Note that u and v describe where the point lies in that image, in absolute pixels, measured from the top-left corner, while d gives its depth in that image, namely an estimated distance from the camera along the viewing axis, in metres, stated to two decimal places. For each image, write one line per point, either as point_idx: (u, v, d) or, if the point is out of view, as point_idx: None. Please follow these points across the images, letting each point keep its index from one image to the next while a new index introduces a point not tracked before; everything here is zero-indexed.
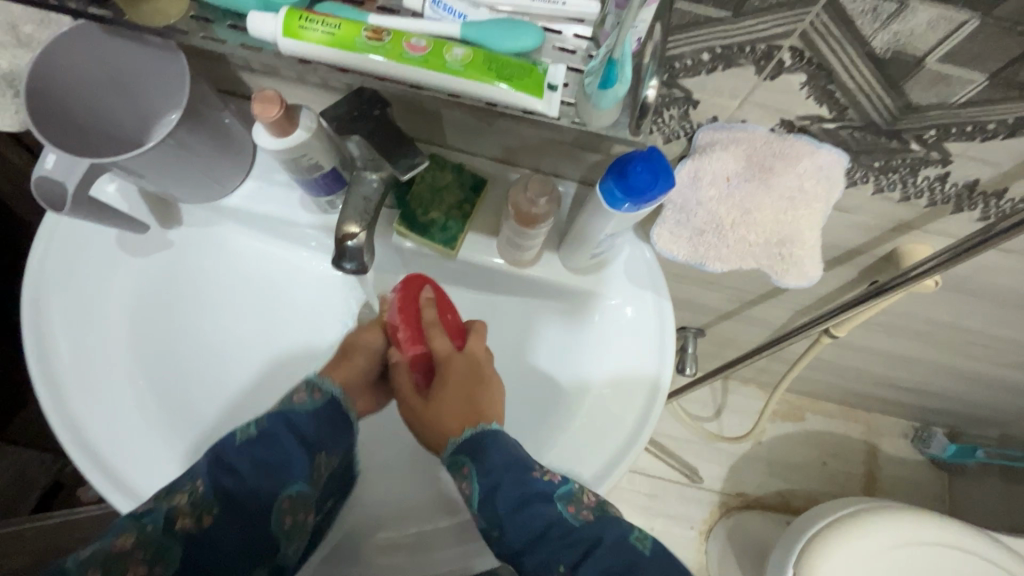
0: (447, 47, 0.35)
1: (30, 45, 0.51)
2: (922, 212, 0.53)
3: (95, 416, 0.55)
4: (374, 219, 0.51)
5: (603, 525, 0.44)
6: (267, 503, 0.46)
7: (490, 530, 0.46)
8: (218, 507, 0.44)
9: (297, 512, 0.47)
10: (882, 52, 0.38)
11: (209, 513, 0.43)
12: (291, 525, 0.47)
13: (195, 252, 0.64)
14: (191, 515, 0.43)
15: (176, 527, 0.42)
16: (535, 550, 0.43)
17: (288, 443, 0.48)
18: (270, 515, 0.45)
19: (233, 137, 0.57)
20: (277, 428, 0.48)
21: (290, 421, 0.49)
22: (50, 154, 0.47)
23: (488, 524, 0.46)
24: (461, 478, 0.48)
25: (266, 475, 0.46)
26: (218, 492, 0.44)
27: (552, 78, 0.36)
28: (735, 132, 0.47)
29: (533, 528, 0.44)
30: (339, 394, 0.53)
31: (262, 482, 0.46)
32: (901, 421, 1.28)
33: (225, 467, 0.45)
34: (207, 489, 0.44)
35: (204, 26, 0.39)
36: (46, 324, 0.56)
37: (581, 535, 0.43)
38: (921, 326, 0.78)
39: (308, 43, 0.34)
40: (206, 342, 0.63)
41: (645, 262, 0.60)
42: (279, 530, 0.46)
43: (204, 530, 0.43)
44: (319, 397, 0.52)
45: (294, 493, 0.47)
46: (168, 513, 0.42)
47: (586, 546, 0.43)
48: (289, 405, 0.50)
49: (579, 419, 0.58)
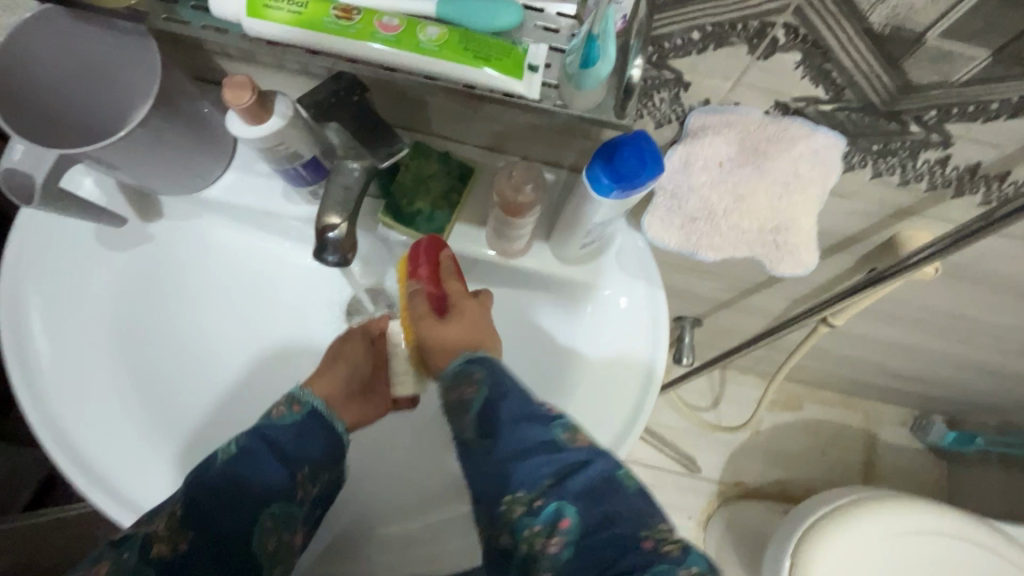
0: (420, 26, 0.33)
1: None
2: (922, 197, 0.51)
3: (79, 414, 0.54)
4: (356, 210, 0.49)
5: (595, 459, 0.43)
6: (248, 527, 0.45)
7: (478, 438, 0.45)
8: (194, 531, 0.44)
9: (280, 533, 0.47)
10: (881, 28, 0.36)
11: (185, 537, 0.43)
12: (273, 546, 0.46)
13: (176, 246, 0.62)
14: (167, 541, 0.42)
15: (152, 554, 0.42)
16: (521, 460, 0.43)
17: (268, 468, 0.47)
18: (251, 541, 0.45)
19: (212, 127, 0.55)
20: (255, 446, 0.47)
21: (267, 437, 0.48)
22: (19, 145, 0.45)
23: (482, 433, 0.45)
24: (468, 380, 0.47)
25: (243, 501, 0.46)
26: (193, 518, 0.44)
27: (532, 58, 0.34)
28: (726, 115, 0.45)
29: (528, 443, 0.43)
30: (321, 405, 0.52)
31: (237, 510, 0.45)
32: (900, 409, 1.28)
33: (202, 489, 0.45)
34: (186, 515, 0.44)
35: (167, 7, 0.37)
36: (25, 322, 0.55)
37: (569, 458, 0.42)
38: (920, 314, 0.77)
39: (275, 24, 0.32)
40: (189, 337, 0.61)
41: (636, 251, 0.59)
42: (259, 553, 0.46)
43: (178, 555, 0.43)
44: (298, 411, 0.50)
45: (276, 511, 0.47)
46: (144, 541, 0.42)
47: (577, 466, 0.42)
48: (268, 419, 0.49)
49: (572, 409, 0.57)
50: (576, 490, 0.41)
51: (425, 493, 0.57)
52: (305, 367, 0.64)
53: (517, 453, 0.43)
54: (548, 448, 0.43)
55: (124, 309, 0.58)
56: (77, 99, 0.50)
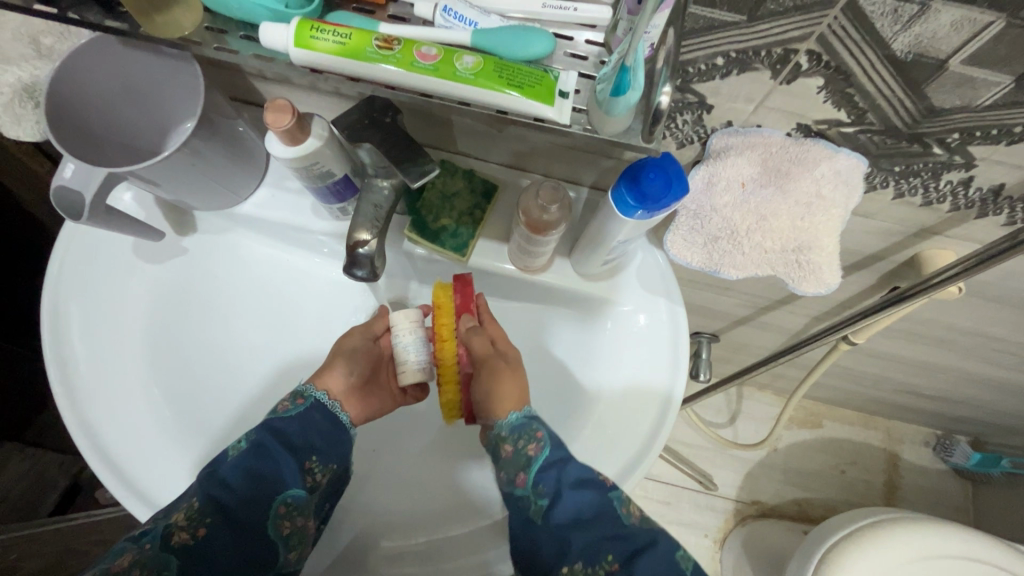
0: (457, 54, 0.34)
1: (51, 57, 0.51)
2: (944, 217, 0.51)
3: (115, 421, 0.56)
4: (385, 226, 0.51)
5: (656, 540, 0.45)
6: (263, 513, 0.47)
7: (537, 499, 0.47)
8: (212, 518, 0.45)
9: (295, 517, 0.48)
10: (903, 55, 0.36)
11: (203, 524, 0.45)
12: (289, 531, 0.47)
13: (208, 259, 0.64)
14: (188, 529, 0.44)
15: (173, 543, 0.43)
16: (584, 527, 0.45)
17: (278, 455, 0.49)
18: (266, 525, 0.47)
19: (247, 145, 0.57)
20: (264, 438, 0.50)
21: (275, 429, 0.51)
22: (69, 163, 0.47)
23: (540, 493, 0.47)
24: (530, 439, 0.50)
25: (256, 486, 0.47)
26: (211, 506, 0.45)
27: (563, 85, 0.35)
28: (749, 137, 0.46)
29: (590, 511, 0.46)
30: (324, 399, 0.55)
31: (250, 497, 0.47)
32: (922, 428, 1.26)
33: (217, 481, 0.47)
34: (202, 503, 0.46)
35: (218, 37, 0.38)
36: (65, 329, 0.57)
37: (632, 535, 0.45)
38: (943, 333, 0.77)
39: (320, 53, 0.34)
40: (219, 346, 0.63)
41: (657, 267, 0.60)
42: (276, 536, 0.47)
43: (197, 541, 0.44)
44: (301, 403, 0.54)
45: (290, 499, 0.48)
46: (165, 531, 0.44)
47: (639, 544, 0.44)
48: (275, 414, 0.52)
49: (589, 428, 0.58)
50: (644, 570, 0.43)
51: (447, 505, 0.58)
52: None
53: (577, 522, 0.45)
54: (609, 517, 0.46)
55: (158, 319, 0.60)
56: (119, 118, 0.53)
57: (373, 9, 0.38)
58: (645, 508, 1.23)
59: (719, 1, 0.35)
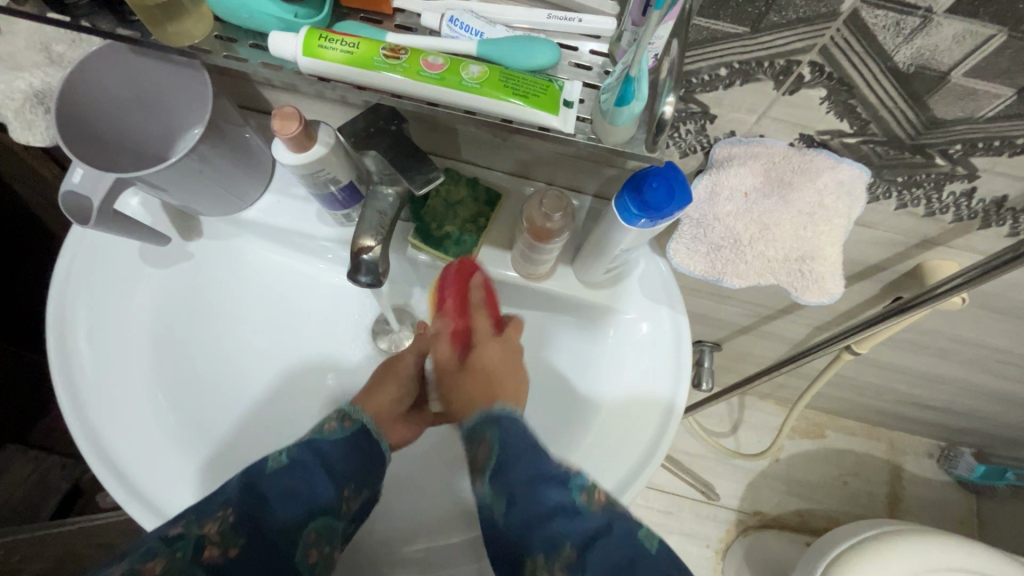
0: (464, 64, 0.34)
1: (61, 64, 0.51)
2: (946, 228, 0.52)
3: (118, 425, 0.56)
4: (389, 233, 0.51)
5: (613, 524, 0.41)
6: (295, 537, 0.45)
7: (494, 503, 0.43)
8: (243, 538, 0.42)
9: (323, 546, 0.46)
10: (905, 67, 0.37)
11: (235, 544, 0.42)
12: (315, 560, 0.45)
13: (214, 264, 0.65)
14: (219, 546, 0.41)
15: (203, 557, 0.41)
16: (542, 521, 0.41)
17: (318, 479, 0.47)
18: (296, 552, 0.44)
19: (254, 151, 0.58)
20: (307, 459, 0.47)
21: (318, 450, 0.48)
22: (78, 168, 0.48)
23: (496, 495, 0.43)
24: (480, 443, 0.47)
25: (292, 507, 0.45)
26: (245, 523, 0.43)
27: (566, 95, 0.35)
28: (752, 146, 0.46)
29: (540, 507, 0.41)
30: (372, 424, 0.52)
31: (286, 518, 0.45)
32: (926, 440, 1.25)
33: (256, 500, 0.44)
34: (236, 521, 0.43)
35: (227, 45, 0.38)
36: (69, 332, 0.57)
37: (590, 525, 0.40)
38: (946, 344, 0.76)
39: (328, 62, 0.34)
40: (223, 351, 0.63)
41: (660, 275, 0.60)
42: (304, 565, 0.44)
43: (226, 562, 0.41)
44: (349, 426, 0.51)
45: (321, 526, 0.46)
46: (197, 542, 0.41)
47: (597, 533, 0.40)
48: (320, 433, 0.49)
49: (594, 434, 0.58)
50: (602, 563, 0.39)
51: (449, 513, 0.57)
52: (332, 383, 0.65)
53: (530, 519, 0.41)
54: (564, 512, 0.41)
55: (163, 324, 0.61)
56: (125, 124, 0.53)
57: (380, 18, 0.38)
58: (646, 517, 1.22)
59: (722, 13, 0.36)
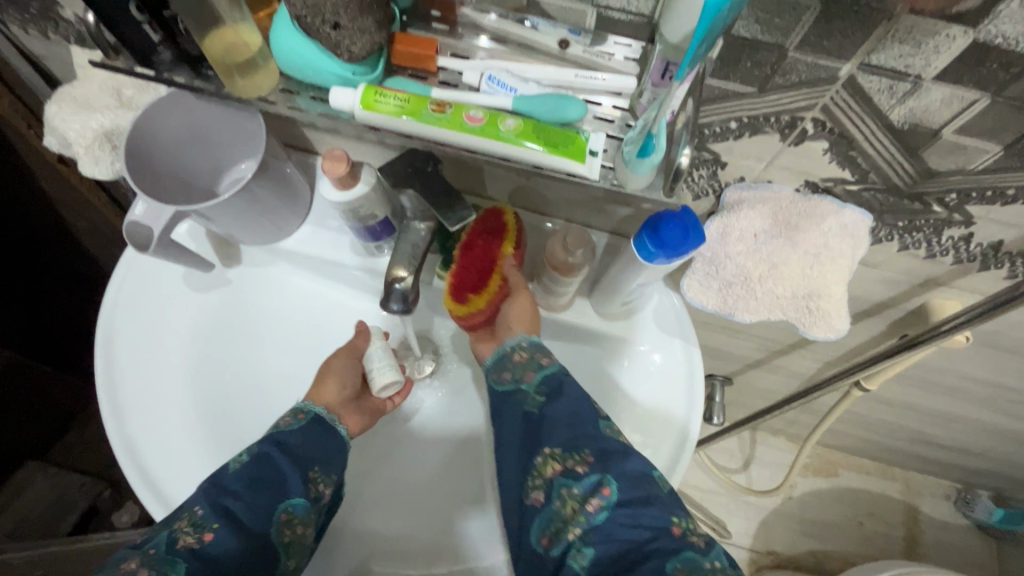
0: (501, 117, 0.39)
1: (130, 107, 0.57)
2: (948, 269, 0.55)
3: (155, 441, 0.58)
4: (420, 264, 0.55)
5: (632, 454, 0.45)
6: (266, 520, 0.48)
7: (537, 395, 0.50)
8: (218, 522, 0.46)
9: (295, 525, 0.50)
10: (900, 124, 0.40)
11: (210, 528, 0.46)
12: (289, 538, 0.49)
13: (249, 287, 0.68)
14: (193, 534, 0.45)
15: (178, 546, 0.44)
16: (570, 428, 0.47)
17: (280, 466, 0.51)
18: (267, 530, 0.48)
19: (293, 184, 0.62)
20: (269, 450, 0.52)
21: (278, 442, 0.53)
22: (139, 203, 0.52)
23: (540, 390, 0.51)
24: (543, 353, 0.54)
25: (260, 494, 0.49)
26: (218, 510, 0.47)
27: (592, 145, 0.39)
28: (760, 191, 0.50)
29: (580, 414, 0.48)
30: (322, 413, 0.57)
31: (255, 504, 0.48)
32: (942, 481, 1.24)
33: (224, 491, 0.48)
34: (205, 510, 0.47)
35: (289, 97, 0.42)
36: (116, 351, 0.61)
37: (614, 444, 0.46)
38: (957, 382, 0.78)
39: (382, 115, 0.38)
40: (254, 372, 0.66)
41: (673, 309, 0.63)
42: (277, 542, 0.48)
43: (204, 545, 0.45)
44: (302, 418, 0.56)
45: (292, 507, 0.50)
46: (169, 537, 0.45)
47: (613, 450, 0.45)
48: (276, 428, 0.55)
49: (638, 405, 0.61)
50: (621, 471, 0.44)
51: (445, 542, 0.58)
52: None
53: (566, 419, 0.47)
54: (591, 423, 0.47)
55: (199, 345, 0.64)
56: (181, 160, 0.58)
57: (426, 75, 0.43)
58: None
59: (732, 75, 0.40)
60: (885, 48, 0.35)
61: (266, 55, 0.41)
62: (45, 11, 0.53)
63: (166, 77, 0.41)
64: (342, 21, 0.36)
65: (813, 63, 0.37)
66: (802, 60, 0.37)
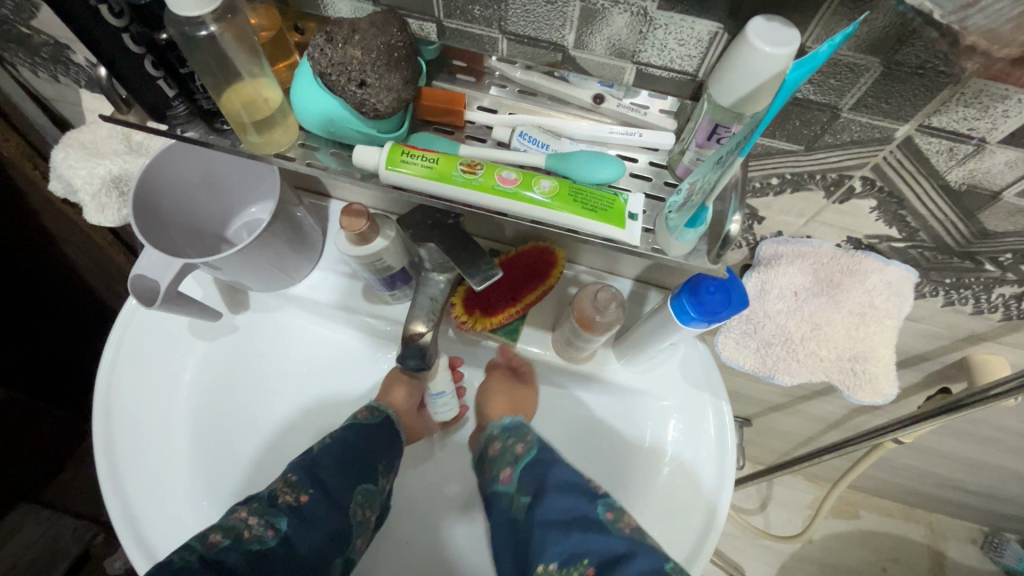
0: (535, 178, 0.36)
1: (139, 151, 0.55)
2: (995, 325, 0.52)
3: (153, 503, 0.54)
4: (439, 319, 0.54)
5: (637, 554, 0.43)
6: (344, 496, 0.51)
7: (519, 496, 0.50)
8: (312, 488, 0.50)
9: (365, 507, 0.52)
10: (958, 185, 0.38)
11: (305, 492, 0.50)
12: (360, 518, 0.51)
13: (254, 331, 0.63)
14: (293, 493, 0.50)
15: (280, 501, 0.49)
16: (558, 534, 0.46)
17: (361, 448, 0.55)
18: (348, 505, 0.51)
19: (305, 229, 0.59)
20: (346, 437, 0.55)
21: (356, 433, 0.56)
22: (145, 254, 0.50)
23: (523, 490, 0.50)
24: (517, 437, 0.54)
25: (343, 470, 0.52)
26: (309, 477, 0.51)
27: (631, 207, 0.37)
28: (800, 247, 0.48)
29: (571, 512, 0.47)
30: (392, 414, 0.59)
31: (339, 477, 0.52)
32: (968, 524, 1.18)
33: (314, 467, 0.52)
34: (299, 476, 0.51)
35: (310, 153, 0.40)
36: (115, 403, 0.57)
37: (613, 542, 0.44)
38: (992, 433, 0.74)
39: (409, 175, 0.36)
40: (257, 420, 0.60)
41: (702, 362, 0.59)
42: (352, 520, 0.51)
43: (301, 503, 0.49)
44: (376, 415, 0.57)
45: (365, 489, 0.53)
46: (272, 493, 0.49)
47: (617, 554, 0.43)
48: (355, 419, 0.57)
49: (666, 469, 0.56)
50: None
51: None
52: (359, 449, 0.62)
53: (558, 521, 0.46)
54: (587, 524, 0.46)
55: (202, 392, 0.59)
56: (187, 207, 0.56)
57: (453, 129, 0.41)
58: None
59: (778, 133, 0.38)
60: (949, 110, 0.33)
61: (286, 110, 0.39)
62: (56, 56, 0.52)
63: (175, 131, 0.39)
64: (369, 79, 0.34)
65: (867, 123, 0.35)
66: (856, 120, 0.35)
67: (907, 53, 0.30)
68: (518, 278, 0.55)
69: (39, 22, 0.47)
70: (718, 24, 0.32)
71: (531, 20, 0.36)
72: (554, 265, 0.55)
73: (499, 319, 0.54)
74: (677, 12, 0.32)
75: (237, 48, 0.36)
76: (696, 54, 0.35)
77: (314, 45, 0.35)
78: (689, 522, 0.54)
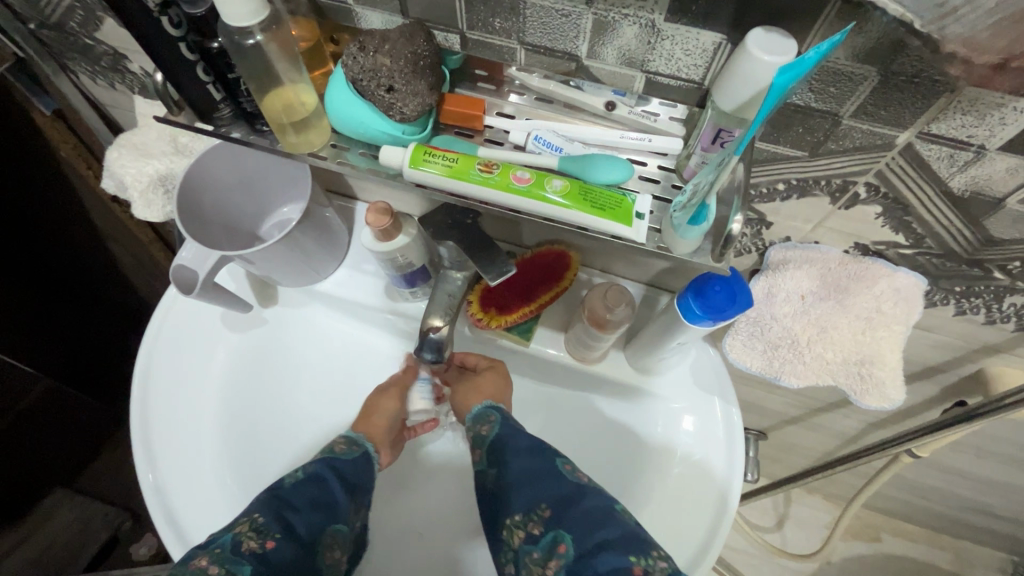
0: (548, 178, 0.39)
1: (184, 153, 0.60)
2: (1009, 336, 0.51)
3: (183, 480, 0.57)
4: (455, 314, 0.56)
5: (589, 494, 0.43)
6: (314, 540, 0.45)
7: (488, 470, 0.50)
8: (279, 533, 0.43)
9: (333, 549, 0.47)
10: (960, 191, 0.39)
11: (271, 537, 0.42)
12: (330, 562, 0.46)
13: (283, 325, 0.67)
14: (256, 539, 0.42)
15: (242, 549, 0.41)
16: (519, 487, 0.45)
17: (337, 493, 0.49)
18: (318, 546, 0.45)
19: (333, 228, 0.62)
20: (324, 473, 0.50)
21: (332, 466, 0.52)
22: (186, 247, 0.53)
23: (489, 462, 0.50)
24: (483, 422, 0.53)
25: (317, 510, 0.47)
26: (276, 520, 0.44)
27: (639, 207, 0.39)
28: (807, 252, 0.49)
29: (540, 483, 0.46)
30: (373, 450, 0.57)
31: (311, 518, 0.46)
32: (997, 553, 1.14)
33: (285, 505, 0.45)
34: (267, 518, 0.43)
35: (340, 154, 0.43)
36: (152, 385, 0.60)
37: (570, 486, 0.44)
38: (1015, 451, 0.73)
39: (429, 173, 0.39)
40: (281, 411, 0.64)
41: (712, 367, 0.59)
42: (323, 562, 0.46)
43: (266, 551, 0.41)
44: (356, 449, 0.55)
45: (338, 530, 0.47)
46: (234, 538, 0.41)
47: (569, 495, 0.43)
48: (332, 453, 0.54)
49: (674, 471, 0.57)
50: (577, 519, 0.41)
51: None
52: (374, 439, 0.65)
53: None
54: None
55: (233, 379, 0.63)
56: (225, 205, 0.60)
57: (473, 132, 0.44)
58: None
59: (782, 139, 0.40)
60: (947, 117, 0.34)
61: (321, 113, 0.42)
62: (114, 64, 0.56)
63: (221, 131, 0.43)
64: (396, 85, 0.38)
65: (868, 130, 0.37)
66: (857, 127, 0.37)
67: (902, 63, 0.32)
68: (535, 279, 0.57)
69: (102, 34, 0.52)
70: (721, 36, 0.35)
71: (547, 31, 0.39)
72: (568, 267, 0.57)
73: (514, 317, 0.56)
74: (683, 23, 0.35)
75: (279, 57, 0.39)
76: (701, 63, 0.37)
77: (347, 54, 0.38)
78: (697, 524, 0.54)
